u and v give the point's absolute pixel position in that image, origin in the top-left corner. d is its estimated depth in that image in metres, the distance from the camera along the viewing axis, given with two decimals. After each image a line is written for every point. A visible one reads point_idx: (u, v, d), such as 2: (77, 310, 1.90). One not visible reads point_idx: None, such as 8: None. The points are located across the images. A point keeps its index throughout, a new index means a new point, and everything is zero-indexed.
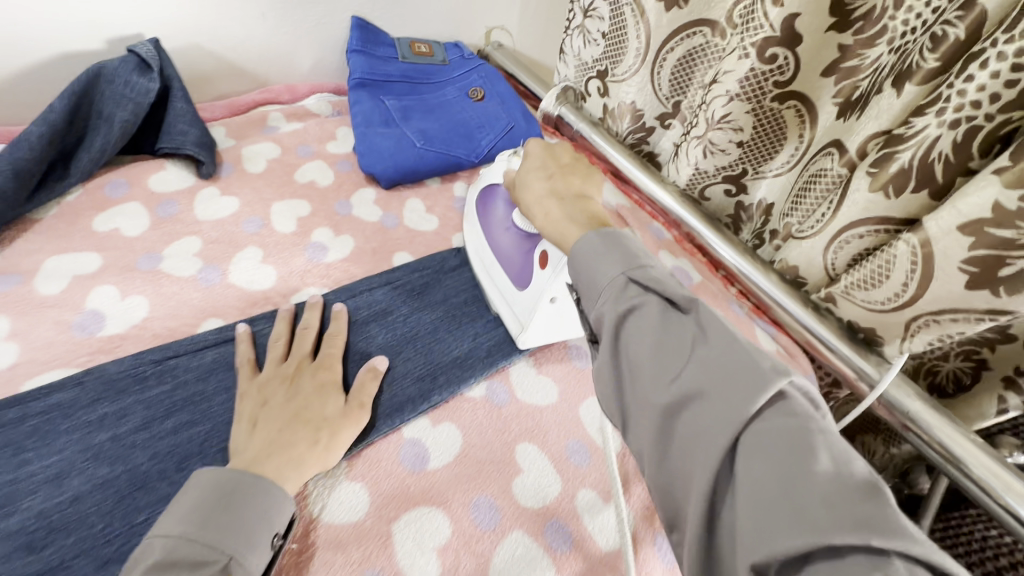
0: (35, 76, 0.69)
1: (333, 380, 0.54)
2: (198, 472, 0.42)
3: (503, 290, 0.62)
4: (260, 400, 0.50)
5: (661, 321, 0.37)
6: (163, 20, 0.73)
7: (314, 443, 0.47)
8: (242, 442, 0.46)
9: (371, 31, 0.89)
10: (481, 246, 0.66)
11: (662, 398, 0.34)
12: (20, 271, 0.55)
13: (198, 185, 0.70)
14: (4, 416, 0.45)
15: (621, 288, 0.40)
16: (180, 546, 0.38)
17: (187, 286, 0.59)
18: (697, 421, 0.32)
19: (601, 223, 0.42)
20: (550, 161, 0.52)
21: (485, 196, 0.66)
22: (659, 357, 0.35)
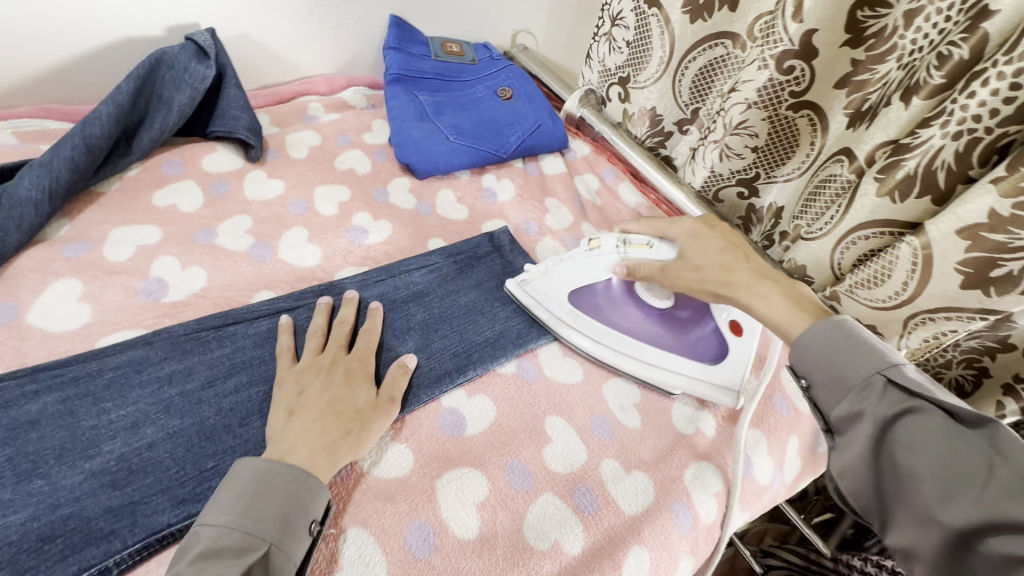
0: (98, 59, 0.73)
1: (366, 374, 0.55)
2: (238, 462, 0.44)
3: (675, 365, 0.63)
4: (298, 390, 0.51)
5: (947, 435, 0.40)
6: (218, 11, 0.77)
7: (344, 436, 0.48)
8: (278, 429, 0.48)
9: (407, 29, 0.94)
10: (619, 342, 0.65)
11: (952, 518, 0.37)
12: (90, 240, 0.60)
13: (246, 168, 0.74)
14: (82, 368, 0.49)
15: (879, 392, 0.43)
16: (225, 534, 0.40)
17: (241, 260, 0.64)
18: (1007, 553, 0.34)
19: (806, 303, 0.52)
20: (715, 241, 0.60)
21: (583, 294, 0.67)
22: (950, 482, 0.38)
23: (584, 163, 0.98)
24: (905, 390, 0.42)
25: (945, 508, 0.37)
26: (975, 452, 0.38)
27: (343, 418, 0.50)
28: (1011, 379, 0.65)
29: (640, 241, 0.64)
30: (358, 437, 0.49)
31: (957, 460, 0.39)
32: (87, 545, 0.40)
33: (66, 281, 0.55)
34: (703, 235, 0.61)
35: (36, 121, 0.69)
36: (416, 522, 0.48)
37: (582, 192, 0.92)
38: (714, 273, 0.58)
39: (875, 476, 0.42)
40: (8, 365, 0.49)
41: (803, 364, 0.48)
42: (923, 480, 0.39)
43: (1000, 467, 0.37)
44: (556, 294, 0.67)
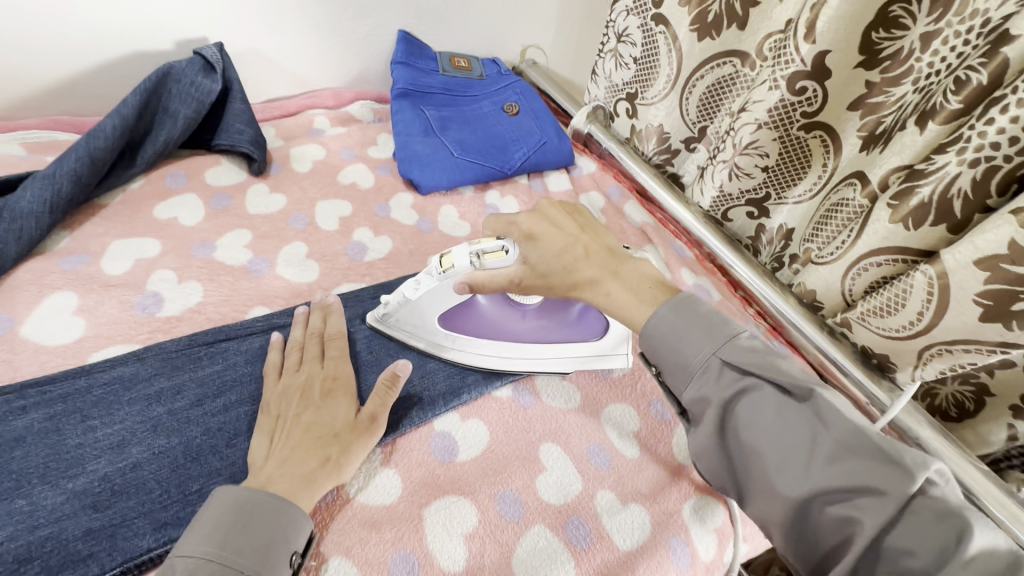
0: (108, 72, 0.74)
1: (346, 391, 0.53)
2: (217, 490, 0.43)
3: (575, 352, 0.63)
4: (276, 415, 0.50)
5: (782, 407, 0.39)
6: (227, 25, 0.78)
7: (322, 463, 0.46)
8: (259, 458, 0.47)
9: (415, 44, 0.94)
10: (506, 348, 0.61)
11: (789, 487, 0.37)
12: (89, 252, 0.60)
13: (248, 181, 0.74)
14: (72, 384, 0.49)
15: (717, 373, 0.42)
16: (203, 565, 0.38)
17: (239, 275, 0.63)
18: (840, 513, 0.35)
19: (642, 286, 0.48)
20: (555, 239, 0.50)
21: (456, 317, 0.60)
22: (787, 454, 0.38)
23: (590, 180, 0.97)
24: (739, 370, 0.42)
25: (785, 481, 0.37)
26: (800, 421, 0.38)
27: (323, 443, 0.48)
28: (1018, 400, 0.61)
29: (492, 246, 0.52)
30: (337, 461, 0.47)
31: (786, 434, 0.38)
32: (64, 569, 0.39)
33: (63, 294, 0.55)
34: (541, 235, 0.51)
35: (45, 133, 0.70)
36: (401, 554, 0.46)
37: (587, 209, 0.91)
38: (604, 255, 0.50)
39: (726, 456, 0.42)
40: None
41: (652, 350, 0.45)
42: (761, 452, 0.39)
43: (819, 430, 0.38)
44: (423, 320, 0.59)
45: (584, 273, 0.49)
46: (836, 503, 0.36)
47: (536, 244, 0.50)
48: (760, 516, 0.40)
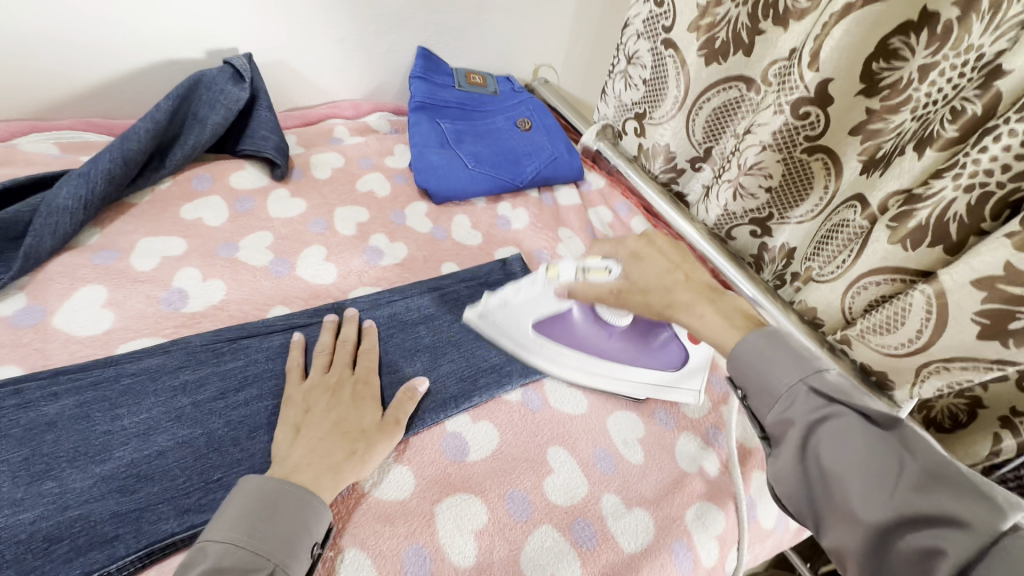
0: (140, 78, 0.77)
1: (373, 395, 0.55)
2: (244, 480, 0.45)
3: (650, 378, 0.65)
4: (304, 408, 0.52)
5: (865, 434, 0.39)
6: (256, 37, 0.82)
7: (349, 456, 0.49)
8: (286, 444, 0.49)
9: (433, 60, 0.97)
10: (585, 363, 0.65)
11: (871, 513, 0.37)
12: (118, 248, 0.62)
13: (271, 186, 0.77)
14: (101, 373, 0.51)
15: (803, 397, 0.43)
16: (231, 554, 0.40)
17: (260, 275, 0.66)
18: (923, 543, 0.34)
19: (736, 317, 0.52)
20: (658, 261, 0.59)
21: (548, 326, 0.66)
22: (869, 476, 0.38)
23: (598, 195, 1.00)
24: (825, 397, 0.42)
25: (865, 505, 0.37)
26: (884, 448, 0.38)
27: (348, 438, 0.50)
28: (1008, 412, 0.63)
29: (598, 266, 0.62)
30: (360, 456, 0.50)
31: (869, 459, 0.38)
32: (92, 548, 0.41)
33: (92, 287, 0.57)
34: (645, 255, 0.60)
35: (78, 134, 0.72)
36: (414, 547, 0.48)
37: (595, 222, 0.94)
38: (701, 283, 0.56)
39: (807, 483, 0.41)
40: (31, 366, 0.51)
41: (742, 375, 0.47)
42: (844, 477, 0.38)
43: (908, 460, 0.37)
44: (517, 324, 0.65)
45: (680, 297, 0.55)
46: (923, 535, 0.34)
47: (641, 262, 0.60)
48: (836, 548, 0.39)
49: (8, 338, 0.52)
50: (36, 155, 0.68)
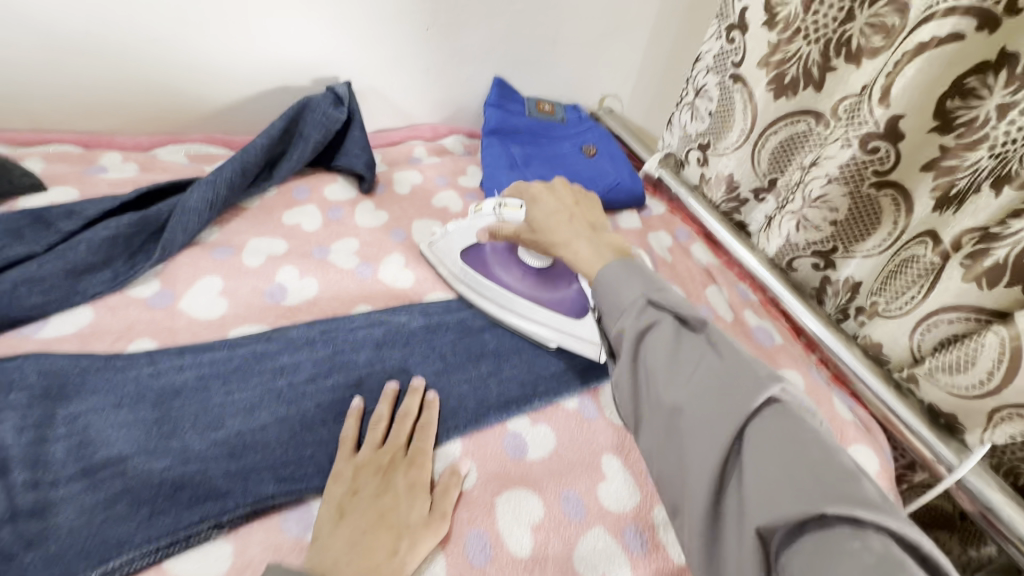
0: (256, 101, 0.89)
1: (425, 481, 0.53)
2: (267, 573, 0.42)
3: (556, 322, 0.71)
4: (351, 490, 0.50)
5: (675, 341, 0.46)
6: (356, 67, 0.92)
7: (391, 553, 0.46)
8: (326, 532, 0.47)
9: (507, 89, 1.05)
10: (499, 292, 0.73)
11: (673, 397, 0.43)
12: (232, 246, 0.71)
13: (358, 198, 0.85)
14: (215, 353, 0.58)
15: (640, 310, 0.48)
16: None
17: (348, 276, 0.73)
18: (716, 429, 0.40)
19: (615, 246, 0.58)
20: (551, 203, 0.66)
21: (474, 257, 0.76)
22: (684, 381, 0.43)
23: (659, 221, 1.02)
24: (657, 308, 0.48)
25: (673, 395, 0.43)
26: (693, 349, 0.45)
27: (392, 534, 0.47)
28: None
29: (512, 204, 0.70)
30: (404, 556, 0.46)
31: (686, 363, 0.44)
32: (207, 499, 0.47)
33: (209, 278, 0.66)
34: (541, 198, 0.67)
35: (204, 147, 0.84)
36: (475, 532, 0.51)
37: (655, 246, 0.96)
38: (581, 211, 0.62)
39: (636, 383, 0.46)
40: (163, 341, 0.59)
41: (603, 305, 0.52)
42: (657, 371, 0.45)
43: (711, 355, 0.44)
44: (450, 254, 0.76)
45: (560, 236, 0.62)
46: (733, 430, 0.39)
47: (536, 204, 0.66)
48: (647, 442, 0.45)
49: (146, 316, 0.61)
50: (171, 164, 0.80)
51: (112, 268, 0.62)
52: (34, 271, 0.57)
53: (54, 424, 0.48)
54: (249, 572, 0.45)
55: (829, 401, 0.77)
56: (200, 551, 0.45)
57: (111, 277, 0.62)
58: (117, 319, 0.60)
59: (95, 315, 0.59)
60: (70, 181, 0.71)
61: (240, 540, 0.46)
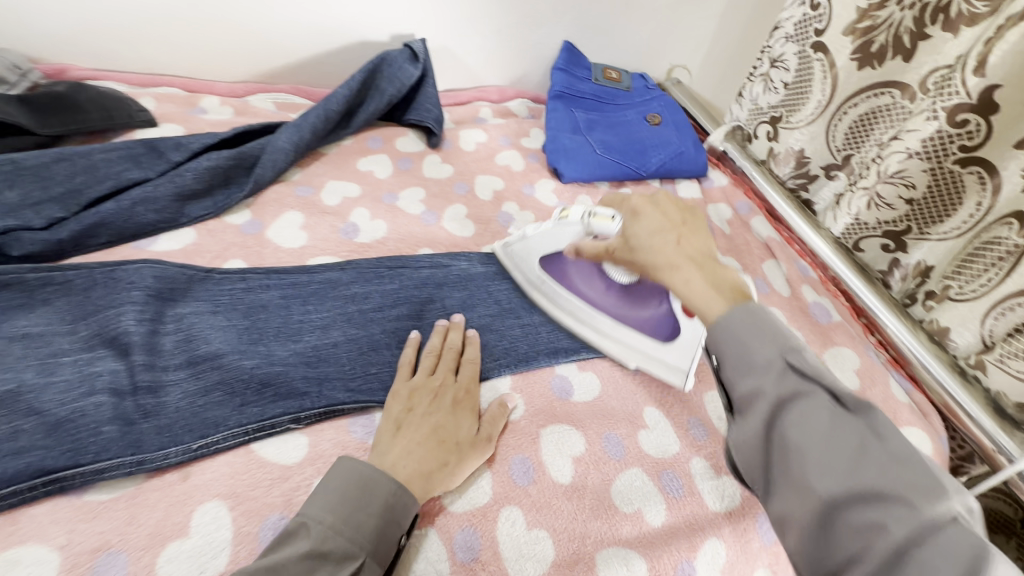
0: (337, 56, 0.94)
1: (470, 407, 0.56)
2: (340, 462, 0.47)
3: (640, 346, 0.66)
4: (407, 406, 0.54)
5: (828, 417, 0.37)
6: (431, 26, 0.95)
7: (440, 465, 0.50)
8: (387, 442, 0.51)
9: (576, 54, 1.05)
10: (573, 307, 0.69)
11: (826, 489, 0.35)
12: (313, 186, 0.77)
13: (426, 151, 0.89)
14: (296, 277, 0.64)
15: (780, 373, 0.40)
16: (332, 535, 0.43)
17: (415, 221, 0.78)
18: (865, 520, 0.33)
19: (723, 284, 0.46)
20: (655, 218, 0.53)
21: (554, 264, 0.70)
22: (827, 456, 0.36)
23: (720, 193, 1.00)
24: (800, 373, 0.39)
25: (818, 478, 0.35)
26: (851, 431, 0.36)
27: (443, 447, 0.51)
28: None
29: (604, 214, 0.64)
30: (452, 471, 0.51)
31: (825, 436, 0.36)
32: (288, 397, 0.53)
33: (291, 213, 0.73)
34: (642, 213, 0.54)
35: (289, 97, 0.90)
36: (520, 457, 0.55)
37: (713, 218, 0.95)
38: (695, 247, 0.50)
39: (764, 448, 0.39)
40: (252, 263, 0.66)
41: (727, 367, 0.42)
42: (789, 439, 0.37)
43: (877, 443, 0.35)
44: (530, 260, 0.72)
45: (665, 256, 0.50)
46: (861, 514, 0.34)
47: (638, 220, 0.54)
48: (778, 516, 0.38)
49: (238, 240, 0.68)
50: (261, 110, 0.87)
51: (212, 196, 0.70)
52: (150, 192, 0.65)
53: (165, 320, 0.56)
54: (322, 460, 0.51)
55: (885, 381, 0.75)
56: (283, 437, 0.52)
57: (210, 205, 0.69)
58: (214, 241, 0.67)
59: (197, 236, 0.67)
60: (176, 120, 0.80)
61: (313, 435, 0.53)
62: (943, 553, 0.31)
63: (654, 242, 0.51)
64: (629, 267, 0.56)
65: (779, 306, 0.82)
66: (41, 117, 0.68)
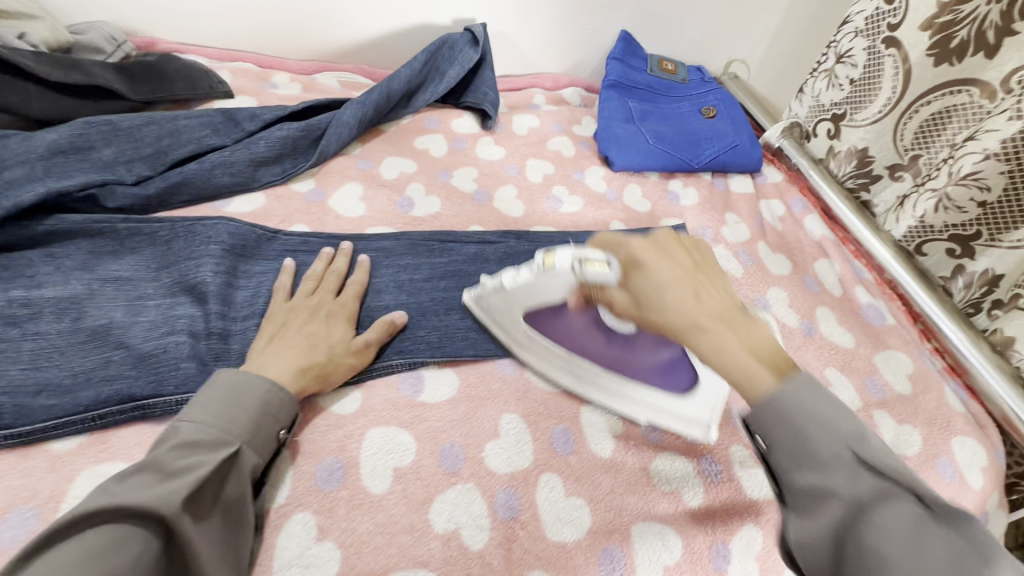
0: (400, 38, 0.97)
1: (348, 318, 0.58)
2: (219, 371, 0.47)
3: (652, 399, 0.59)
4: (281, 321, 0.55)
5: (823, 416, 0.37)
6: (492, 12, 0.97)
7: (308, 365, 0.51)
8: (258, 350, 0.52)
9: (632, 44, 1.05)
10: (564, 361, 0.60)
11: (852, 492, 0.34)
12: (372, 160, 0.80)
13: (480, 134, 0.91)
14: (354, 244, 0.67)
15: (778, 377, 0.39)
16: (204, 428, 0.42)
17: (467, 199, 0.80)
18: (888, 522, 0.32)
19: (762, 347, 0.40)
20: (665, 269, 0.45)
21: (540, 317, 0.59)
22: (835, 455, 0.36)
23: (773, 189, 0.98)
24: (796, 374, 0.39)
25: (831, 479, 0.35)
26: (847, 425, 0.37)
27: (314, 350, 0.52)
28: None
29: (598, 259, 0.49)
30: (327, 371, 0.52)
31: (823, 428, 0.36)
32: None
33: (351, 184, 0.76)
34: (648, 262, 0.45)
35: (353, 76, 0.94)
36: (561, 429, 0.57)
37: (765, 214, 0.93)
38: (716, 302, 0.43)
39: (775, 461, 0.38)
40: (314, 228, 0.70)
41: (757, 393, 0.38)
42: (794, 434, 0.37)
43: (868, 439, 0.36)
44: (509, 312, 0.60)
45: (693, 316, 0.42)
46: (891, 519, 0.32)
47: (646, 273, 0.45)
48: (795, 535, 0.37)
49: (303, 207, 0.72)
50: (328, 87, 0.91)
51: (280, 164, 0.74)
52: (227, 157, 0.69)
53: (238, 274, 0.60)
54: (373, 413, 0.53)
55: (940, 390, 0.72)
56: (340, 390, 0.54)
57: (279, 172, 0.73)
58: (282, 206, 0.71)
59: (266, 201, 0.71)
60: (249, 93, 0.85)
61: (366, 389, 0.55)
62: (953, 546, 0.30)
63: (668, 292, 0.43)
64: (636, 328, 0.47)
65: (830, 305, 0.79)
66: (135, 86, 0.73)
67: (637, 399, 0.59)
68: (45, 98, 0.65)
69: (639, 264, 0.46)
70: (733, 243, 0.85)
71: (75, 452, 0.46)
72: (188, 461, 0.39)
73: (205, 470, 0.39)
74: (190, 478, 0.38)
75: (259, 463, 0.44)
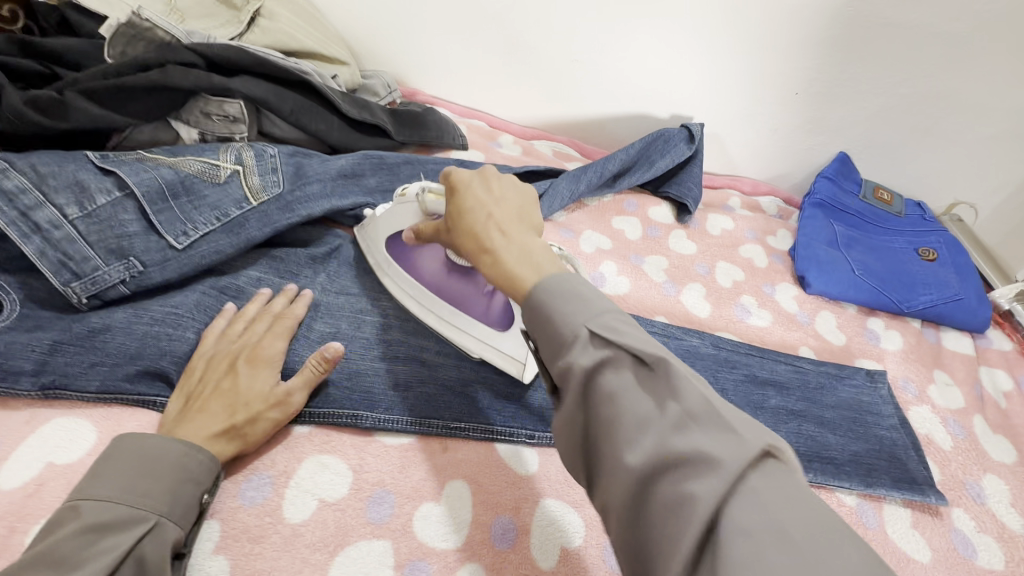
0: (615, 122, 1.04)
1: (273, 359, 0.54)
2: (120, 438, 0.45)
3: (478, 333, 0.60)
4: (201, 380, 0.52)
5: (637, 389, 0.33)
6: (709, 115, 1.00)
7: (226, 429, 0.48)
8: (174, 419, 0.49)
9: (848, 166, 1.01)
10: (416, 293, 0.63)
11: (636, 462, 0.31)
12: (573, 230, 0.86)
13: (674, 225, 0.93)
14: None
15: (584, 341, 0.35)
16: (108, 506, 0.41)
17: (655, 288, 0.82)
18: (684, 494, 0.29)
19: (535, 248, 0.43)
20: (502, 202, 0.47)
21: (400, 250, 0.64)
22: (626, 422, 0.32)
23: (999, 357, 0.85)
24: (604, 336, 0.35)
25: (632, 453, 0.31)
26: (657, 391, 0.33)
27: (233, 409, 0.49)
28: None
29: (434, 201, 0.54)
30: (242, 430, 0.49)
31: (634, 389, 0.33)
32: (529, 417, 0.59)
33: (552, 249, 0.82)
34: (461, 188, 0.49)
35: (565, 148, 1.02)
36: None
37: (985, 383, 0.81)
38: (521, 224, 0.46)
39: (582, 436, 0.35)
40: None
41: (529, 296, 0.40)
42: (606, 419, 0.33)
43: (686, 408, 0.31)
44: (376, 244, 0.65)
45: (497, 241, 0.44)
46: (678, 451, 0.30)
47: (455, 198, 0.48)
48: (603, 504, 0.34)
49: None
50: (543, 154, 1.00)
51: None
52: None
53: None
54: (548, 482, 0.54)
55: None
56: (521, 450, 0.56)
57: None
58: None
59: None
60: (480, 148, 0.96)
61: (544, 456, 0.57)
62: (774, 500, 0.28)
63: (466, 217, 0.47)
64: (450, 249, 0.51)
65: None
66: (400, 128, 0.86)
67: (486, 349, 0.60)
68: (342, 130, 0.79)
69: (456, 191, 0.49)
70: (942, 408, 0.75)
71: (305, 436, 0.53)
72: (98, 546, 0.39)
73: (117, 553, 0.39)
74: (102, 563, 0.38)
75: (179, 537, 0.43)
